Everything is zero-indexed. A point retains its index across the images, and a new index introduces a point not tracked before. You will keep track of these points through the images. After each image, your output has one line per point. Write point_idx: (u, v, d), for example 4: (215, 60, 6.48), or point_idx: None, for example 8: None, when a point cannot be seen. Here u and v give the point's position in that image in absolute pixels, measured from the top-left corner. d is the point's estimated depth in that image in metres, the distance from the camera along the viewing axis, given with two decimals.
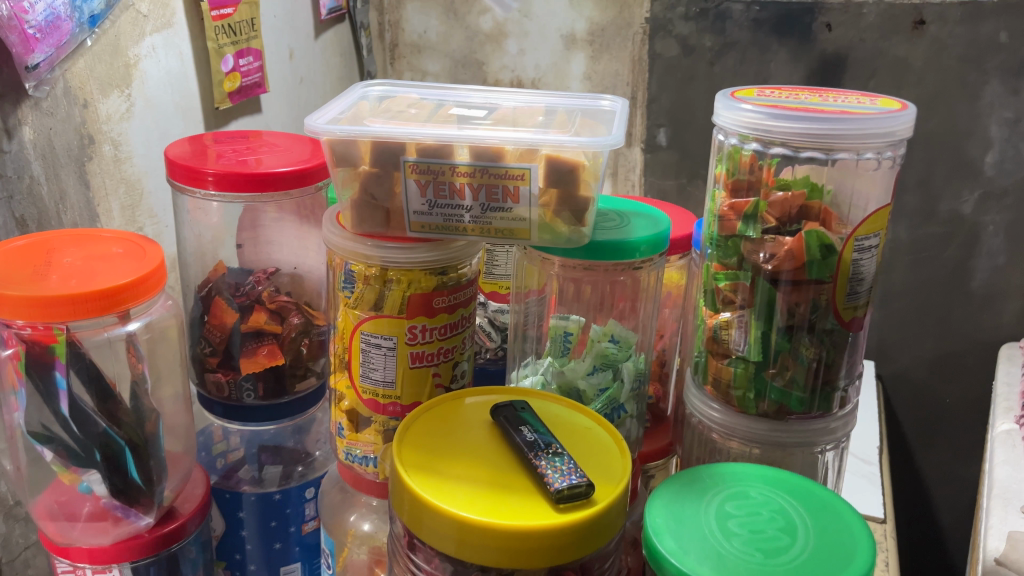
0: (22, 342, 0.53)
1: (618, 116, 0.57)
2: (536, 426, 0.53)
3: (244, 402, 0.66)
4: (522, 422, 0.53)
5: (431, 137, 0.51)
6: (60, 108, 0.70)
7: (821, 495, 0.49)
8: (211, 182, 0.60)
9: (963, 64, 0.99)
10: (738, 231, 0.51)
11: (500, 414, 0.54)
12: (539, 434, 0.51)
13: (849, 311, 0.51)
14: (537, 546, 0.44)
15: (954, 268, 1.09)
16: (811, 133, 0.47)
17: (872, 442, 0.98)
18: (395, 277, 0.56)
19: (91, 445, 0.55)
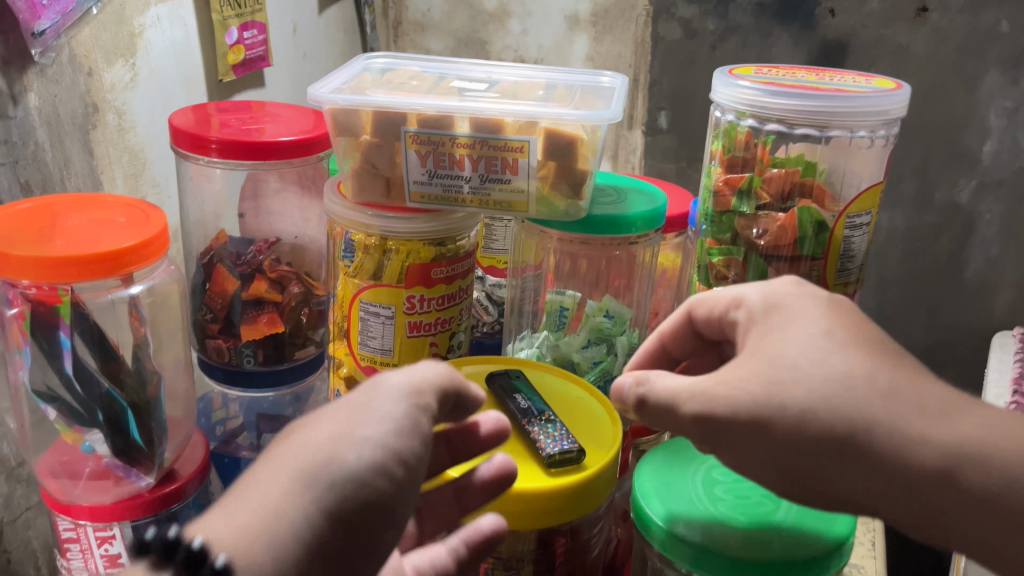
0: (27, 302, 0.54)
1: (617, 92, 0.58)
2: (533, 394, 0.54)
3: (244, 367, 0.67)
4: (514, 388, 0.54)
5: (431, 108, 0.52)
6: (65, 76, 0.70)
7: None
8: (214, 149, 0.60)
9: (962, 53, 0.94)
10: (732, 207, 0.52)
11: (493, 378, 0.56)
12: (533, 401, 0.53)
13: (840, 287, 0.52)
14: (530, 510, 0.46)
15: (948, 259, 1.03)
16: (806, 110, 0.48)
17: None
18: (394, 247, 0.56)
19: (93, 406, 0.56)
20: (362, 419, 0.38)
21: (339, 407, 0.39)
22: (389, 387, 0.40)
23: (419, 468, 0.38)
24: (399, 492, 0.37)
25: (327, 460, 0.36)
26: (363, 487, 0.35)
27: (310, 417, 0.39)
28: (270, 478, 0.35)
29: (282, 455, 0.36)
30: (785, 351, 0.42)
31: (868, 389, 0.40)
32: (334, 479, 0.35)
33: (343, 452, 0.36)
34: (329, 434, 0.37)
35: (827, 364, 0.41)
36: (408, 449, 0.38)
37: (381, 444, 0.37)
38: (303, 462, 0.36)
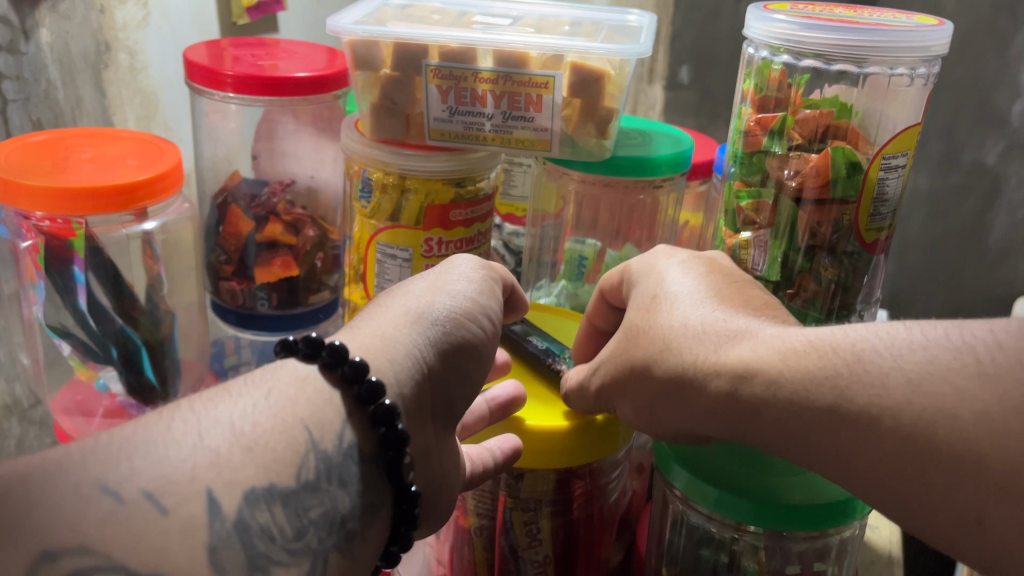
0: (41, 235, 0.53)
1: (644, 31, 0.56)
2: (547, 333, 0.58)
3: (258, 311, 0.66)
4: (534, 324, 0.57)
5: (455, 40, 0.51)
6: (77, 13, 0.69)
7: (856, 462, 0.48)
8: (229, 84, 0.59)
9: (996, 9, 0.89)
10: (763, 148, 0.51)
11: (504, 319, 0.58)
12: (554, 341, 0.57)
13: (872, 233, 0.50)
14: (599, 441, 0.50)
15: (972, 222, 0.99)
16: (844, 45, 0.46)
17: None
18: (412, 187, 0.55)
19: (108, 343, 0.55)
20: (447, 282, 0.45)
21: (420, 278, 0.47)
22: (463, 264, 0.48)
23: (500, 324, 0.46)
24: (486, 338, 0.45)
25: (423, 310, 0.43)
26: (455, 331, 0.43)
27: (398, 284, 0.46)
28: (379, 321, 0.42)
29: (382, 308, 0.43)
30: (636, 327, 0.46)
31: (680, 354, 0.43)
32: (431, 326, 0.43)
33: (434, 305, 0.44)
34: (419, 294, 0.44)
35: (657, 333, 0.45)
36: (491, 306, 0.46)
37: (468, 300, 0.45)
38: (406, 311, 0.43)
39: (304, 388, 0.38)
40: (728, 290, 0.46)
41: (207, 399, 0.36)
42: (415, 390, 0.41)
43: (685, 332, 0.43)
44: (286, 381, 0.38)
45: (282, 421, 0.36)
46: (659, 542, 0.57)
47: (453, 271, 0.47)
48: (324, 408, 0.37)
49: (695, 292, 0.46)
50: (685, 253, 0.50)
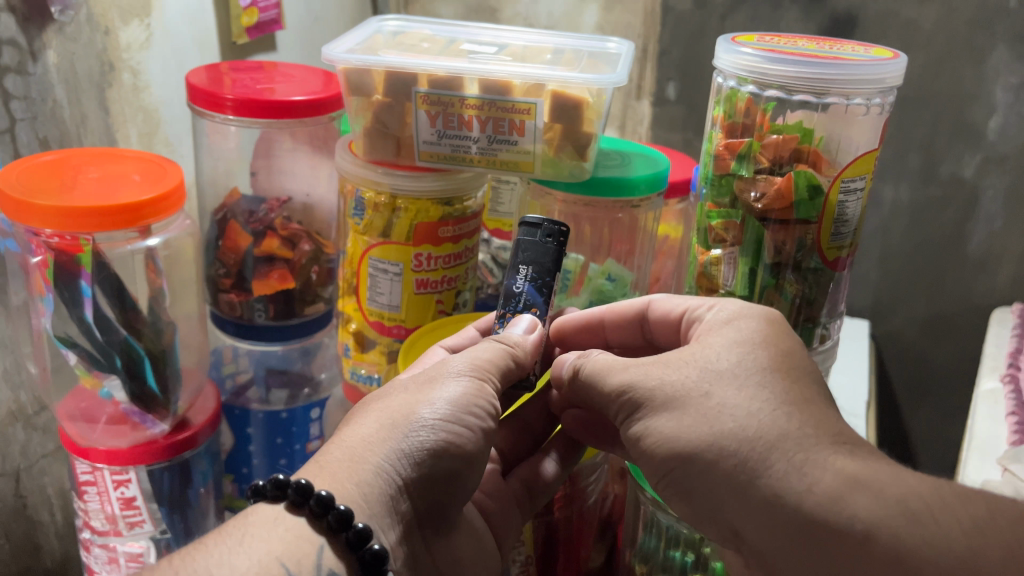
0: (50, 250, 0.56)
1: (623, 58, 0.59)
2: (549, 266, 0.55)
3: (255, 322, 0.69)
4: (535, 259, 0.55)
5: (442, 69, 0.54)
6: (82, 35, 0.72)
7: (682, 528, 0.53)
8: (229, 107, 0.62)
9: (972, 27, 0.92)
10: (732, 170, 0.54)
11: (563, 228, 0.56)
12: (528, 287, 0.56)
13: (833, 251, 0.54)
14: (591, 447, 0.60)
15: (950, 233, 1.02)
16: (805, 76, 0.49)
17: (858, 374, 0.97)
18: (403, 205, 0.58)
19: (111, 352, 0.58)
20: (437, 386, 0.48)
21: (415, 380, 0.50)
22: (457, 362, 0.50)
23: (491, 420, 0.48)
24: (475, 438, 0.47)
25: (404, 417, 0.46)
26: (440, 439, 0.46)
27: (392, 386, 0.50)
28: (362, 430, 0.46)
29: (370, 415, 0.47)
30: (697, 389, 0.45)
31: (763, 432, 0.42)
32: (415, 434, 0.46)
33: (418, 411, 0.47)
34: (407, 400, 0.47)
35: (718, 409, 0.44)
36: (472, 404, 0.48)
37: (454, 403, 0.47)
38: (391, 419, 0.46)
39: (277, 527, 0.41)
40: (790, 366, 0.46)
41: (184, 557, 0.39)
42: (388, 505, 0.44)
43: (765, 415, 0.43)
44: (260, 523, 0.42)
45: (259, 563, 0.39)
46: (632, 541, 0.61)
47: (432, 378, 0.49)
48: (299, 543, 0.41)
49: (751, 362, 0.46)
50: (771, 325, 0.49)
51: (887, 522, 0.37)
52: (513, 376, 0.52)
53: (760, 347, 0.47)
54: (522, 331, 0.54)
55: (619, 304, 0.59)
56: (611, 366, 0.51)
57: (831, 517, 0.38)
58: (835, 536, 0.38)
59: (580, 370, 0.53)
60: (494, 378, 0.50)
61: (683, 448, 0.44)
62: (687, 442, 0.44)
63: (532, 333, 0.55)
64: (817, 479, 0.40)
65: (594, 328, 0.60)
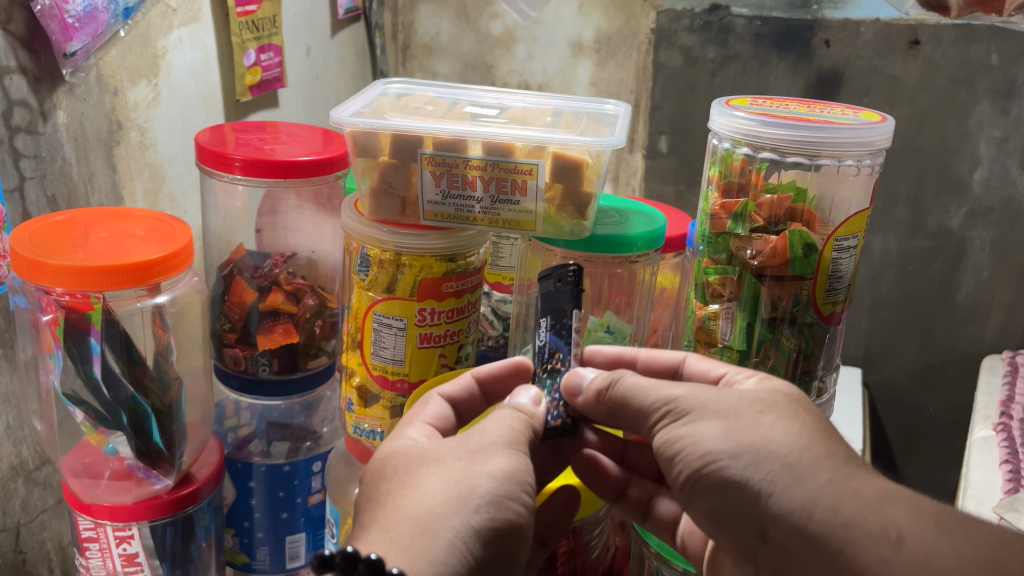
0: (60, 308, 0.57)
1: (620, 119, 0.61)
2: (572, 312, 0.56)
3: (259, 376, 0.70)
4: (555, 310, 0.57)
5: (447, 132, 0.56)
6: (92, 95, 0.73)
7: None
8: (237, 167, 0.64)
9: (955, 83, 0.95)
10: (728, 229, 0.56)
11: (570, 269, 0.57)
12: (548, 337, 0.57)
13: (828, 306, 0.55)
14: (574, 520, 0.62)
15: (938, 282, 1.04)
16: (796, 140, 0.51)
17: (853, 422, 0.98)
18: (407, 261, 0.60)
19: (118, 409, 0.59)
20: (489, 459, 0.48)
21: (460, 451, 0.49)
22: (497, 433, 0.51)
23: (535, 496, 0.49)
24: (528, 514, 0.48)
25: (469, 491, 0.46)
26: (502, 516, 0.46)
27: (442, 454, 0.49)
28: (426, 508, 0.45)
29: (429, 492, 0.46)
30: (740, 413, 0.49)
31: (814, 451, 0.46)
32: (485, 511, 0.46)
33: (481, 485, 0.47)
34: (463, 474, 0.47)
35: (765, 431, 0.47)
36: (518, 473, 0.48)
37: (510, 476, 0.48)
38: (457, 495, 0.46)
39: None
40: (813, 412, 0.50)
41: None
42: None
43: (802, 434, 0.47)
44: None
45: None
46: None
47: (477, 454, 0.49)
48: None
49: (777, 399, 0.50)
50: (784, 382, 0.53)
51: (921, 538, 0.42)
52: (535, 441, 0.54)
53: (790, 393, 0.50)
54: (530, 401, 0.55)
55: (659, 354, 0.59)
56: (653, 380, 0.52)
57: (869, 520, 0.43)
58: (869, 543, 0.43)
59: (616, 384, 0.53)
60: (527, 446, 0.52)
61: (723, 455, 0.47)
62: (726, 452, 0.47)
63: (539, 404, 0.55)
64: (858, 489, 0.45)
65: (624, 362, 0.60)
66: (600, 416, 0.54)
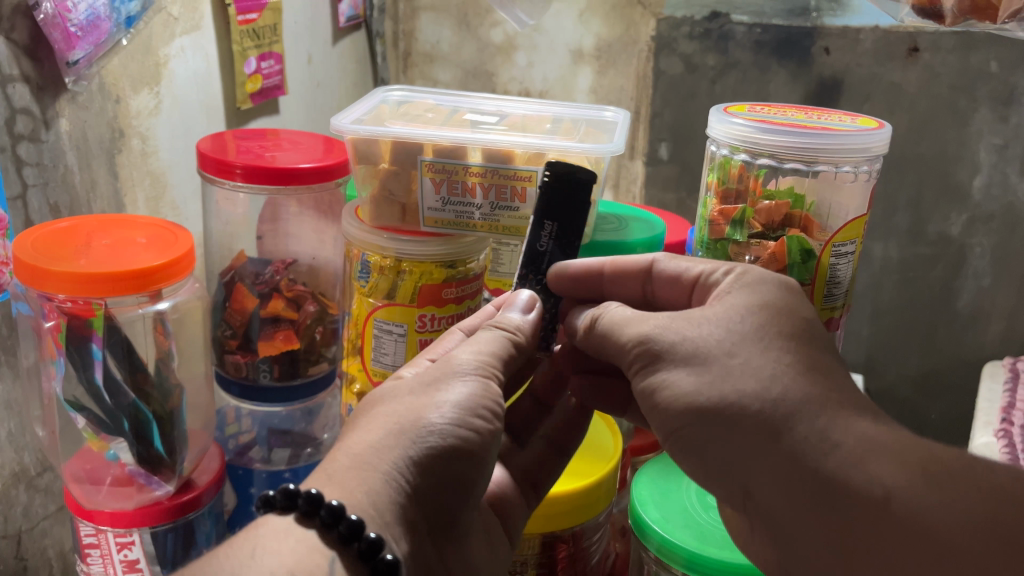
0: (63, 315, 0.57)
1: (619, 126, 0.62)
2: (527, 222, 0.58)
3: (260, 382, 0.70)
4: (563, 212, 0.56)
5: (447, 139, 0.56)
6: (94, 103, 0.73)
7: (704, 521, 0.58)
8: (239, 174, 0.65)
9: (955, 90, 0.95)
10: (726, 235, 0.56)
11: (551, 176, 0.55)
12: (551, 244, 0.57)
13: (827, 312, 0.55)
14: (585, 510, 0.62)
15: (939, 289, 1.05)
16: (794, 146, 0.52)
17: None
18: (407, 268, 0.60)
19: (120, 415, 0.59)
20: (446, 390, 0.49)
21: (420, 382, 0.50)
22: (463, 360, 0.51)
23: (494, 425, 0.50)
24: (484, 440, 0.49)
25: (416, 422, 0.47)
26: (449, 443, 0.47)
27: (402, 386, 0.50)
28: (369, 435, 0.47)
29: (376, 422, 0.48)
30: (710, 352, 0.48)
31: (792, 392, 0.46)
32: (428, 440, 0.47)
33: (428, 416, 0.48)
34: (413, 405, 0.48)
35: (734, 372, 0.47)
36: (471, 402, 0.49)
37: (462, 406, 0.49)
38: (401, 425, 0.47)
39: (288, 539, 0.41)
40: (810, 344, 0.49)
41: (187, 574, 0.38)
42: (397, 511, 0.44)
43: (780, 372, 0.46)
44: (270, 534, 0.42)
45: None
46: None
47: (437, 379, 0.50)
48: (309, 556, 0.41)
49: (756, 331, 0.49)
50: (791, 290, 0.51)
51: (922, 501, 0.41)
52: (513, 363, 0.54)
53: (767, 313, 0.49)
54: (519, 312, 0.56)
55: (622, 258, 0.58)
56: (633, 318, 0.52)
57: (850, 475, 0.43)
58: (854, 501, 0.42)
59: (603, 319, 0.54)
60: (497, 372, 0.52)
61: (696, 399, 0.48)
62: (700, 397, 0.47)
63: (529, 314, 0.56)
64: (840, 440, 0.44)
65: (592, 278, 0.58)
66: (599, 357, 0.57)
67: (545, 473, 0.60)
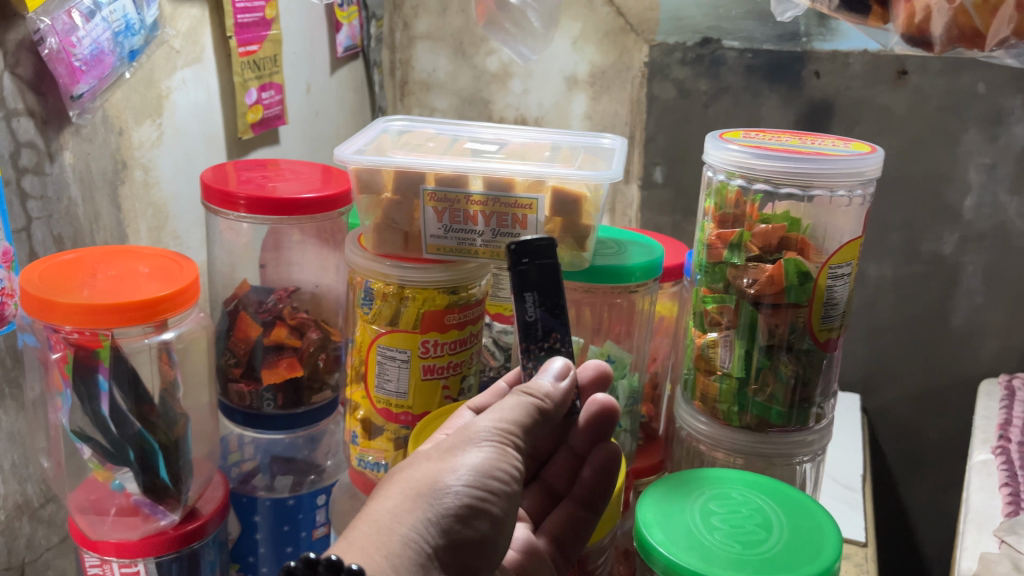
0: (68, 346, 0.58)
1: (617, 153, 0.63)
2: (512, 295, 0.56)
3: (263, 411, 0.70)
4: (539, 283, 0.55)
5: (448, 168, 0.57)
6: (98, 135, 0.74)
7: (741, 507, 0.55)
8: (242, 205, 0.65)
9: (943, 112, 0.97)
10: (725, 258, 0.57)
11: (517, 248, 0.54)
12: (540, 312, 0.55)
13: (824, 332, 0.56)
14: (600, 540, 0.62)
15: (933, 308, 1.06)
16: (788, 171, 0.53)
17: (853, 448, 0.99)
18: (410, 294, 0.60)
19: (125, 445, 0.59)
20: (461, 453, 0.48)
21: (437, 449, 0.49)
22: (481, 426, 0.50)
23: (512, 488, 0.49)
24: (500, 504, 0.48)
25: (435, 486, 0.46)
26: (466, 506, 0.46)
27: (419, 455, 0.49)
28: (387, 503, 0.45)
29: (393, 489, 0.46)
30: None
31: None
32: (445, 503, 0.45)
33: (444, 479, 0.46)
34: (431, 470, 0.47)
35: None
36: (492, 465, 0.48)
37: (479, 469, 0.47)
38: (417, 489, 0.45)
39: None
40: None
41: None
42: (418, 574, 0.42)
43: None
44: None
45: None
46: None
47: (458, 443, 0.49)
48: None
49: None
50: None
51: None
52: (540, 429, 0.53)
53: None
54: (552, 378, 0.54)
55: None
56: None
57: None
58: None
59: None
60: (518, 437, 0.51)
61: None
62: None
63: (562, 380, 0.54)
64: None
65: None
66: None
67: (574, 536, 0.60)
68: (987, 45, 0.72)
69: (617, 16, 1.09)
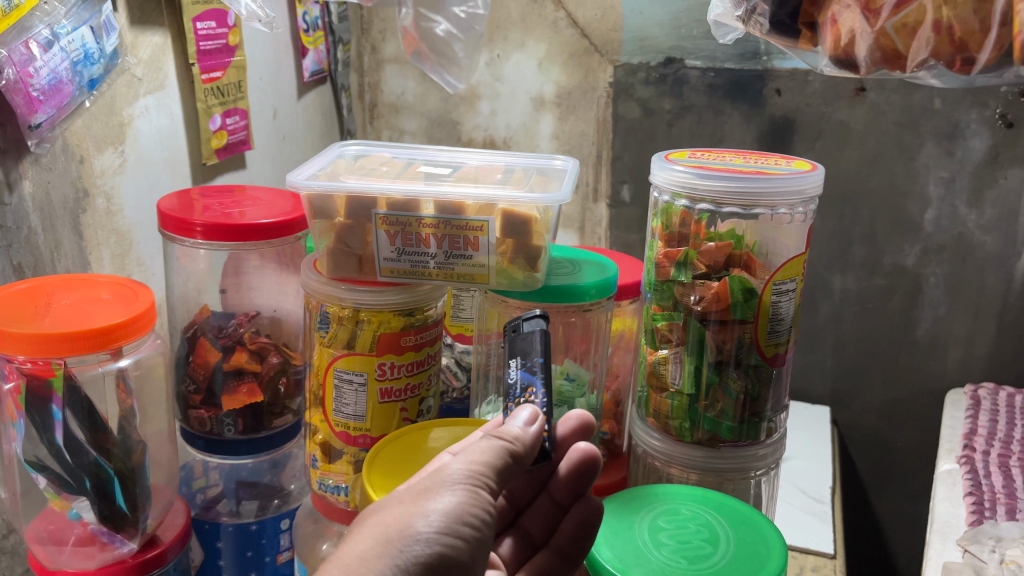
0: (22, 376, 0.58)
1: (568, 175, 0.64)
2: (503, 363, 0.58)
3: (224, 436, 0.70)
4: (522, 350, 0.56)
5: (399, 192, 0.58)
6: (58, 164, 0.75)
7: (688, 522, 0.56)
8: (199, 232, 0.66)
9: (901, 127, 0.99)
10: (672, 276, 0.58)
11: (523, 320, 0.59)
12: (520, 374, 0.56)
13: (771, 347, 0.57)
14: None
15: (898, 319, 1.07)
16: (731, 190, 0.54)
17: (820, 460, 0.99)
18: (366, 318, 0.61)
19: (81, 474, 0.59)
20: (432, 496, 0.47)
21: (410, 491, 0.48)
22: (454, 468, 0.49)
23: (483, 532, 0.48)
24: (470, 550, 0.47)
25: (405, 532, 0.45)
26: (435, 553, 0.45)
27: (394, 495, 0.49)
28: (356, 546, 0.45)
29: (364, 532, 0.46)
30: None
31: None
32: (413, 551, 0.45)
33: (413, 525, 0.46)
34: (402, 514, 0.47)
35: None
36: (463, 510, 0.47)
37: (449, 515, 0.46)
38: (386, 534, 0.45)
39: None
40: None
41: None
42: None
43: None
44: None
45: None
46: None
47: (431, 484, 0.48)
48: None
49: None
50: None
51: None
52: (515, 469, 0.51)
53: None
54: (521, 424, 0.52)
55: None
56: None
57: None
58: None
59: None
60: (491, 480, 0.49)
61: None
62: None
63: (532, 424, 0.52)
64: None
65: None
66: None
67: None
68: (907, 66, 0.72)
69: (581, 37, 1.10)
